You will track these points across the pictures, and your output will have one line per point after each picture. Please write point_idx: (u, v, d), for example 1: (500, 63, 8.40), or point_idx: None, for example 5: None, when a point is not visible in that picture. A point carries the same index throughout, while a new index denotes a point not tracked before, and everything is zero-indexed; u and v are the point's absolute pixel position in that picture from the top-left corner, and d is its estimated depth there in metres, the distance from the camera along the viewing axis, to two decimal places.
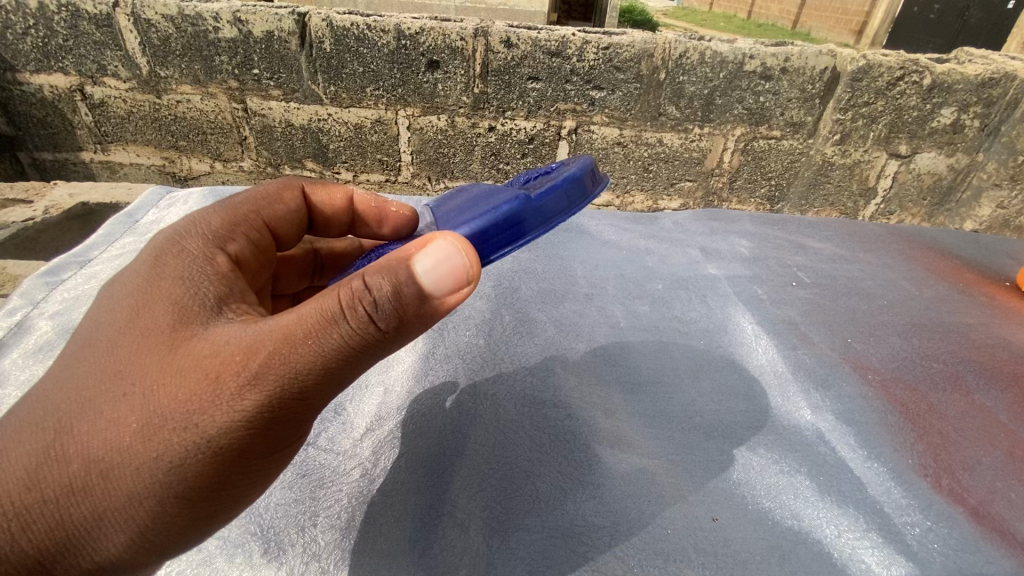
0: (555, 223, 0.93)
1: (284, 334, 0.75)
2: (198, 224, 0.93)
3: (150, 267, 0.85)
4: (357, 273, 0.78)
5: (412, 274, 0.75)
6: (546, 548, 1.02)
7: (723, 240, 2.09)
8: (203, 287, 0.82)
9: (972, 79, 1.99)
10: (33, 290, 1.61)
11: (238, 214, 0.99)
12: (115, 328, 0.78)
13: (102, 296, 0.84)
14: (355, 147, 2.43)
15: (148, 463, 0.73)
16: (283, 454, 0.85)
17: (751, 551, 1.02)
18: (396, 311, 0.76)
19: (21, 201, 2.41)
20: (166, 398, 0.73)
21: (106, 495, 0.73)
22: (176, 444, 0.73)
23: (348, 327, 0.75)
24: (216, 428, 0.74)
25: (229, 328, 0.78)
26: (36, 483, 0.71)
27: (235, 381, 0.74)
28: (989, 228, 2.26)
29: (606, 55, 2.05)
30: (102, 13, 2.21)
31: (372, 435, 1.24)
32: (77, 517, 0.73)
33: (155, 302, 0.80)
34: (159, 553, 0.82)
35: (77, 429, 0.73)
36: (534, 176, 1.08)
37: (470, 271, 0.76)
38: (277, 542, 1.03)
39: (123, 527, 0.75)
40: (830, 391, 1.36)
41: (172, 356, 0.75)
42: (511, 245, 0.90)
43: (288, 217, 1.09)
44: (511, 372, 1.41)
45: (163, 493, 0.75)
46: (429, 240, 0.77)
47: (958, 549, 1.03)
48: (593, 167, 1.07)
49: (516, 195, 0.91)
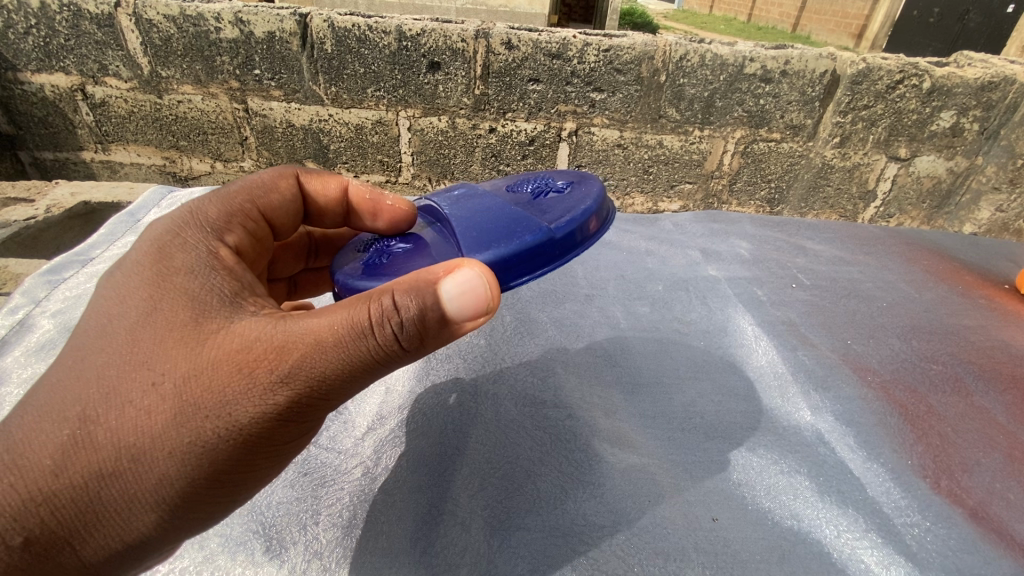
0: (571, 259, 0.92)
1: (312, 336, 0.76)
2: (195, 215, 0.92)
3: (156, 259, 0.84)
4: (384, 288, 0.77)
5: (439, 297, 0.75)
6: (547, 547, 1.02)
7: (723, 241, 2.10)
8: (217, 282, 0.82)
9: (972, 82, 2.00)
10: (34, 288, 1.62)
11: (234, 205, 1.00)
12: (131, 318, 0.78)
13: (106, 285, 0.83)
14: (356, 148, 2.44)
15: (180, 448, 0.75)
16: (306, 438, 0.88)
17: (751, 551, 1.02)
18: (423, 330, 0.76)
19: (22, 200, 2.39)
20: (196, 390, 0.75)
21: (135, 480, 0.74)
22: (209, 431, 0.75)
23: (376, 340, 0.76)
24: (246, 418, 0.77)
25: (252, 322, 0.79)
26: (64, 470, 0.72)
27: (266, 375, 0.76)
28: (989, 231, 2.26)
29: (606, 57, 2.06)
30: (104, 13, 2.22)
31: (374, 434, 1.25)
32: (106, 501, 0.75)
33: (171, 294, 0.80)
34: (181, 531, 0.84)
35: (101, 418, 0.73)
36: (543, 187, 1.05)
37: (490, 301, 0.76)
38: (279, 540, 1.03)
39: (151, 508, 0.77)
40: (829, 391, 1.36)
41: (198, 349, 0.76)
42: (527, 276, 0.89)
43: (283, 206, 1.09)
44: (512, 372, 1.42)
45: (195, 475, 0.77)
46: (456, 265, 0.77)
47: (958, 550, 1.03)
48: (605, 195, 1.05)
49: (540, 227, 0.89)
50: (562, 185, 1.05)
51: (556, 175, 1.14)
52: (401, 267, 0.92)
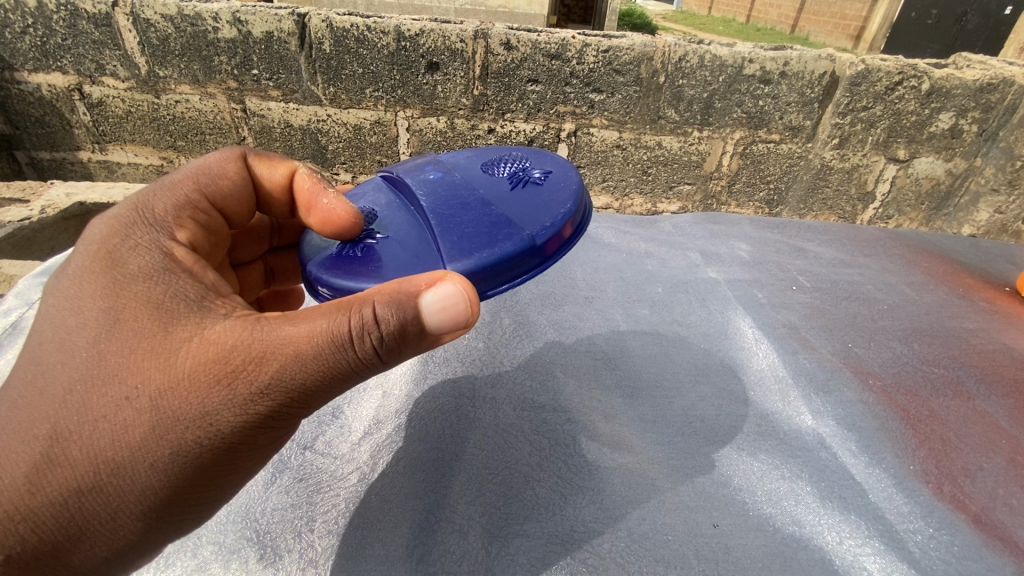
0: (549, 266, 0.91)
1: (291, 345, 0.75)
2: (142, 211, 0.89)
3: (111, 263, 0.80)
4: (362, 298, 0.75)
5: (420, 310, 0.74)
6: (546, 554, 1.01)
7: (723, 243, 2.09)
8: (180, 286, 0.80)
9: (971, 85, 1.99)
10: (28, 289, 1.61)
11: (182, 196, 0.96)
12: (94, 330, 0.76)
13: (56, 292, 0.79)
14: (355, 147, 2.42)
15: (161, 460, 0.74)
16: (290, 437, 0.88)
17: (752, 557, 1.01)
18: (402, 340, 0.76)
19: (18, 200, 2.36)
20: (173, 403, 0.74)
21: (117, 492, 0.74)
22: (191, 441, 0.75)
23: (355, 351, 0.76)
24: (228, 426, 0.77)
25: (224, 330, 0.77)
26: (41, 487, 0.71)
27: (246, 385, 0.76)
28: (987, 232, 2.27)
29: (606, 58, 2.05)
30: (101, 12, 2.20)
31: (370, 439, 1.24)
32: (88, 514, 0.74)
33: (133, 302, 0.77)
34: (163, 538, 0.83)
35: (76, 435, 0.72)
36: (519, 175, 1.01)
37: (470, 316, 0.74)
38: (274, 548, 1.02)
39: (136, 517, 0.77)
40: (830, 396, 1.35)
41: (171, 363, 0.74)
42: (505, 285, 0.88)
43: (235, 193, 1.05)
44: (510, 375, 1.41)
45: (179, 484, 0.77)
46: (438, 277, 0.75)
47: (961, 556, 1.02)
48: (582, 188, 1.02)
49: (520, 237, 0.87)
50: (540, 174, 1.01)
51: (532, 157, 1.09)
52: (378, 263, 0.89)
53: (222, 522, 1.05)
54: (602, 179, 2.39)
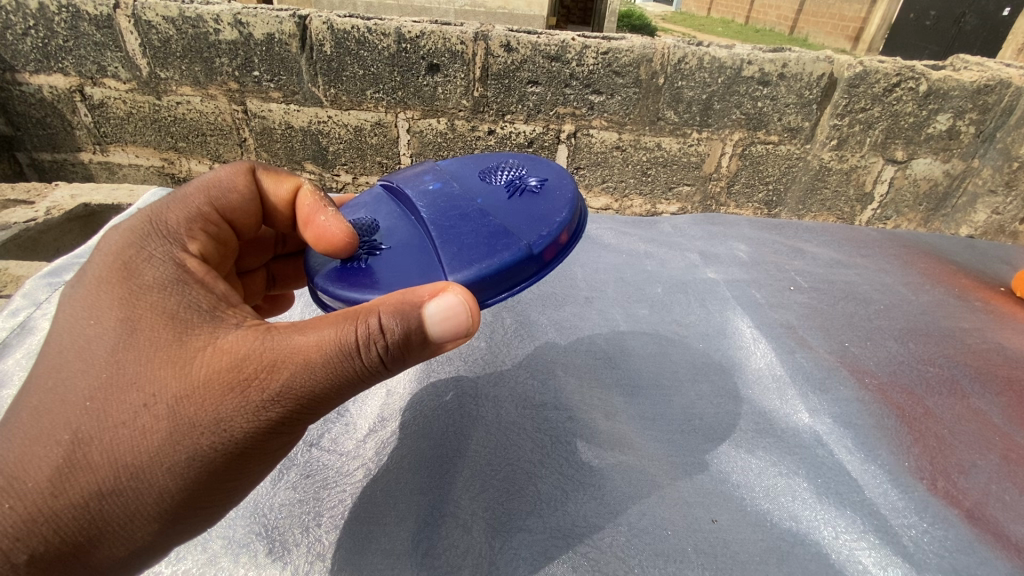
0: (547, 274, 0.93)
1: (301, 354, 0.78)
2: (156, 223, 0.91)
3: (126, 274, 0.83)
4: (368, 309, 0.78)
5: (423, 319, 0.76)
6: (548, 548, 1.03)
7: (722, 243, 2.12)
8: (193, 296, 0.82)
9: (967, 86, 2.01)
10: (36, 290, 1.63)
11: (194, 208, 0.98)
12: (111, 339, 0.78)
13: (73, 302, 0.82)
14: (355, 149, 2.44)
15: (178, 464, 0.76)
16: (298, 441, 0.90)
17: (751, 552, 1.03)
18: (407, 348, 0.78)
19: (22, 201, 2.39)
20: (189, 410, 0.76)
21: (136, 495, 0.76)
22: (205, 446, 0.77)
23: (362, 361, 0.78)
24: (241, 431, 0.79)
25: (236, 339, 0.80)
26: (63, 490, 0.73)
27: (259, 393, 0.78)
28: (984, 233, 2.29)
29: (605, 59, 2.07)
30: (103, 14, 2.22)
31: (376, 436, 1.26)
32: (106, 516, 0.76)
33: (149, 312, 0.79)
34: (176, 539, 0.85)
35: (95, 440, 0.74)
36: (516, 183, 1.03)
37: (471, 325, 0.77)
38: (282, 542, 1.04)
39: (153, 519, 0.79)
40: (827, 393, 1.37)
41: (186, 371, 0.77)
42: (504, 293, 0.90)
43: (244, 207, 1.07)
44: (512, 374, 1.43)
45: (195, 487, 0.79)
46: (441, 288, 0.77)
47: (955, 551, 1.04)
48: (578, 195, 1.04)
49: (518, 246, 0.89)
50: (537, 182, 1.04)
51: (529, 164, 1.11)
52: (381, 274, 0.91)
53: (230, 517, 1.07)
54: (601, 180, 2.41)
